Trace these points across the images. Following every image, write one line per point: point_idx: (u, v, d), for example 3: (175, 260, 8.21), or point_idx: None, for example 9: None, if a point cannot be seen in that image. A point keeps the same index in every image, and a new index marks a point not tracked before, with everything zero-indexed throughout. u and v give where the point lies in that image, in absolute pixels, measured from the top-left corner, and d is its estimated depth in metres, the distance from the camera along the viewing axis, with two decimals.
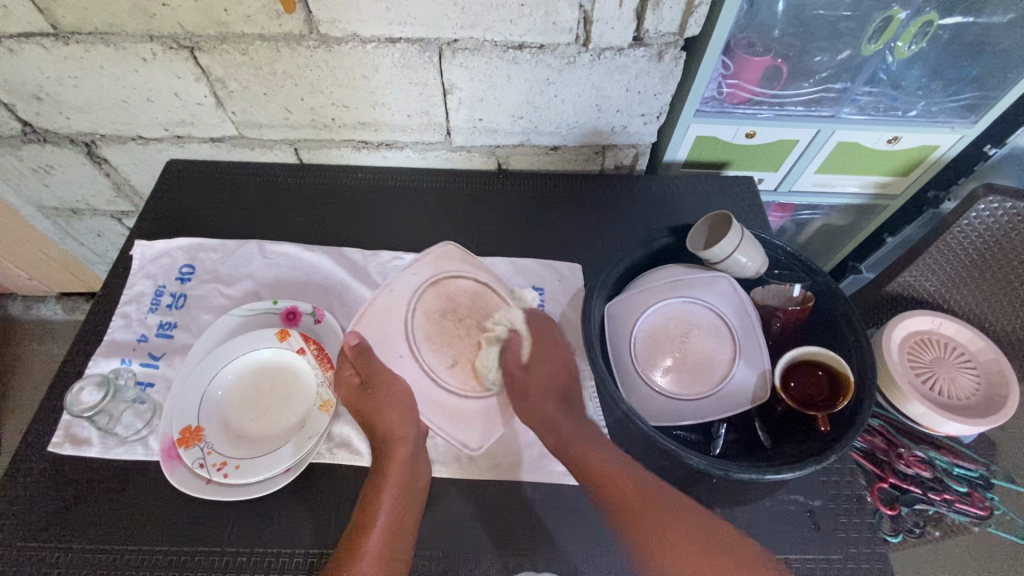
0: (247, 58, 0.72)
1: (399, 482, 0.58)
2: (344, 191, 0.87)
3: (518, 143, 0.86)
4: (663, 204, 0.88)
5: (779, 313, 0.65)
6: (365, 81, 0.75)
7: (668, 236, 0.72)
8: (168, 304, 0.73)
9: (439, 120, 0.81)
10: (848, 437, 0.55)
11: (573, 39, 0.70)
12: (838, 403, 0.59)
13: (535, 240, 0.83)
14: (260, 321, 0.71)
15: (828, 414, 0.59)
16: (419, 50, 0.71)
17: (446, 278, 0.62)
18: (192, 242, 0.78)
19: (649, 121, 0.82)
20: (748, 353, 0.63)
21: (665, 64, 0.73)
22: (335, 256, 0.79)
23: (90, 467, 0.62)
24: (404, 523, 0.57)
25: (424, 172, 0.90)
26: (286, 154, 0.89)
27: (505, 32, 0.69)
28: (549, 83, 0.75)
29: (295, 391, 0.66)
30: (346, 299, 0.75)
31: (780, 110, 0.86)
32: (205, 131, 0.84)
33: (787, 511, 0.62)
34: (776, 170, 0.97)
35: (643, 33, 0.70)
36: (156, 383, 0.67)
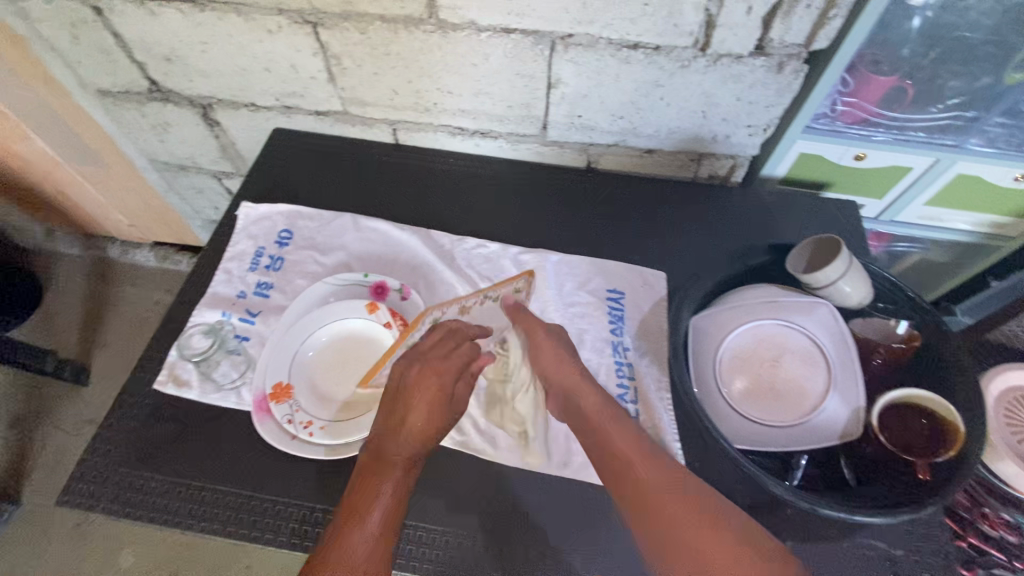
0: (365, 37, 0.74)
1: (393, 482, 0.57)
2: (435, 175, 0.89)
3: (613, 143, 0.85)
4: (756, 222, 0.85)
5: (881, 348, 0.62)
6: (473, 69, 0.76)
7: (766, 255, 0.70)
8: (267, 265, 0.77)
9: (538, 113, 0.82)
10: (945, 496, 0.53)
11: (691, 43, 0.68)
12: (941, 453, 0.56)
13: (619, 244, 0.82)
14: (351, 292, 0.74)
15: (929, 464, 0.56)
16: (532, 43, 0.71)
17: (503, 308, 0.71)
18: (292, 208, 0.82)
19: (754, 133, 0.80)
20: (843, 386, 0.60)
21: (784, 77, 0.70)
22: (423, 237, 0.81)
23: (189, 408, 0.67)
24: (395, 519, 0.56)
25: (513, 164, 0.90)
26: (383, 134, 0.92)
27: (623, 30, 0.68)
28: (658, 85, 0.74)
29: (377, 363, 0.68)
30: (430, 280, 0.77)
31: (898, 134, 0.80)
32: (313, 104, 0.87)
33: (865, 555, 0.59)
34: (880, 199, 0.92)
35: (766, 42, 0.67)
36: (251, 338, 0.70)
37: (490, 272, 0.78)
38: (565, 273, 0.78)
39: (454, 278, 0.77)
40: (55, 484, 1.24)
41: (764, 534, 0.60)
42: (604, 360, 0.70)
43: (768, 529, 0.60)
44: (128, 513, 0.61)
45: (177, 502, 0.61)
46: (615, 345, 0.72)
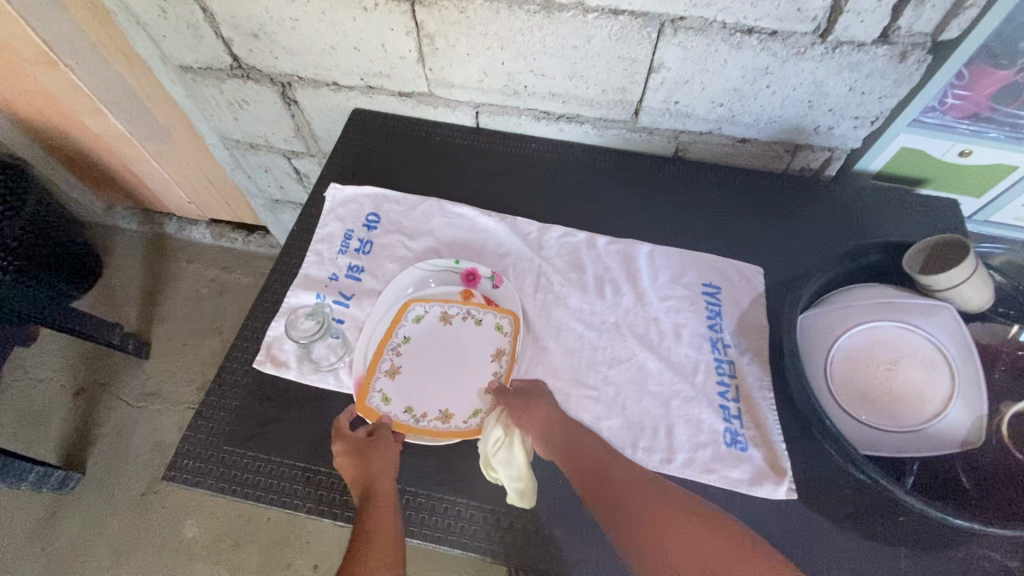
0: (464, 16, 0.73)
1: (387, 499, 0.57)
2: (517, 161, 0.88)
3: (706, 132, 0.83)
4: (851, 218, 0.82)
5: (1004, 357, 0.60)
6: (573, 51, 0.74)
7: (879, 253, 0.67)
8: (356, 248, 0.77)
9: (633, 98, 0.79)
10: None
11: (812, 29, 0.65)
12: None
13: (710, 237, 0.80)
14: (443, 278, 0.74)
15: None
16: (640, 25, 0.69)
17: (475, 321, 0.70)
18: (378, 191, 0.82)
19: (860, 125, 0.77)
20: (966, 394, 0.57)
21: (905, 67, 0.67)
22: (510, 224, 0.80)
23: (288, 390, 0.67)
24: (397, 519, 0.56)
25: (597, 151, 0.88)
26: (465, 117, 0.90)
27: (740, 14, 0.65)
28: (767, 72, 0.71)
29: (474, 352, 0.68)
30: (520, 268, 0.76)
31: (1012, 132, 0.76)
32: (398, 84, 0.86)
33: (983, 567, 0.57)
34: (978, 197, 0.88)
35: (892, 30, 0.64)
36: (347, 321, 0.70)
37: (579, 262, 0.77)
38: (658, 265, 0.76)
39: (545, 267, 0.76)
40: (120, 454, 1.27)
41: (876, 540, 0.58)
42: (703, 356, 0.69)
43: (879, 535, 0.59)
44: (233, 492, 0.61)
45: (284, 483, 0.62)
46: (714, 341, 0.70)
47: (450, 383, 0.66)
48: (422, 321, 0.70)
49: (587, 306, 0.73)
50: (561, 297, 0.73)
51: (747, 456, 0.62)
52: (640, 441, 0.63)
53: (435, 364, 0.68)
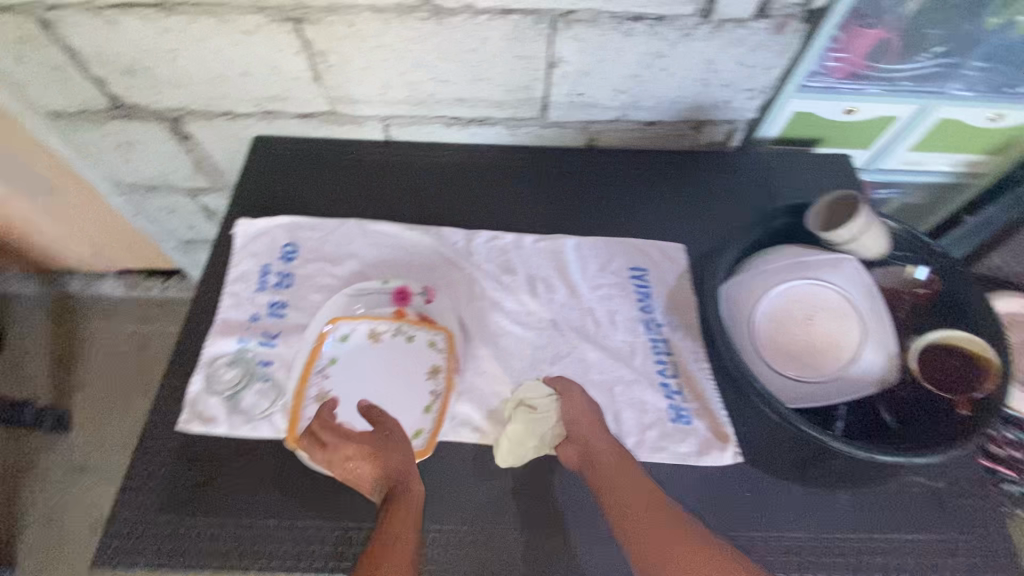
0: (354, 30, 0.70)
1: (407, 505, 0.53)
2: (434, 169, 0.86)
3: (614, 120, 0.84)
4: (758, 186, 0.86)
5: (905, 296, 0.66)
6: (471, 55, 0.73)
7: (786, 216, 0.70)
8: (276, 283, 0.73)
9: (538, 94, 0.79)
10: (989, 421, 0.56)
11: (694, 11, 0.67)
12: (979, 387, 0.58)
13: (631, 221, 0.82)
14: (371, 300, 0.71)
15: (969, 398, 0.58)
16: (533, 23, 0.69)
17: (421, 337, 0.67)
18: (291, 220, 0.78)
19: (755, 96, 0.80)
20: (877, 335, 0.62)
21: (784, 38, 0.71)
22: (435, 235, 0.78)
23: (220, 444, 0.63)
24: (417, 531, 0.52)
25: (513, 150, 0.88)
26: (374, 132, 0.87)
27: (626, 3, 0.66)
28: (661, 56, 0.73)
29: (410, 372, 0.65)
30: (450, 278, 0.75)
31: (887, 85, 0.83)
32: (297, 106, 0.82)
33: (910, 492, 0.62)
34: (867, 149, 0.95)
35: (767, 5, 0.67)
36: (275, 362, 0.66)
37: (508, 264, 0.76)
38: (585, 257, 0.78)
39: (475, 274, 0.75)
40: (54, 539, 1.16)
41: (819, 486, 0.62)
42: (640, 339, 0.71)
43: (820, 480, 0.62)
44: (173, 564, 0.57)
45: (229, 546, 0.58)
46: (647, 322, 0.72)
47: (385, 403, 0.63)
48: (349, 339, 0.66)
49: (522, 307, 0.72)
50: (495, 302, 0.73)
51: (693, 429, 0.64)
52: None
53: (365, 388, 0.64)
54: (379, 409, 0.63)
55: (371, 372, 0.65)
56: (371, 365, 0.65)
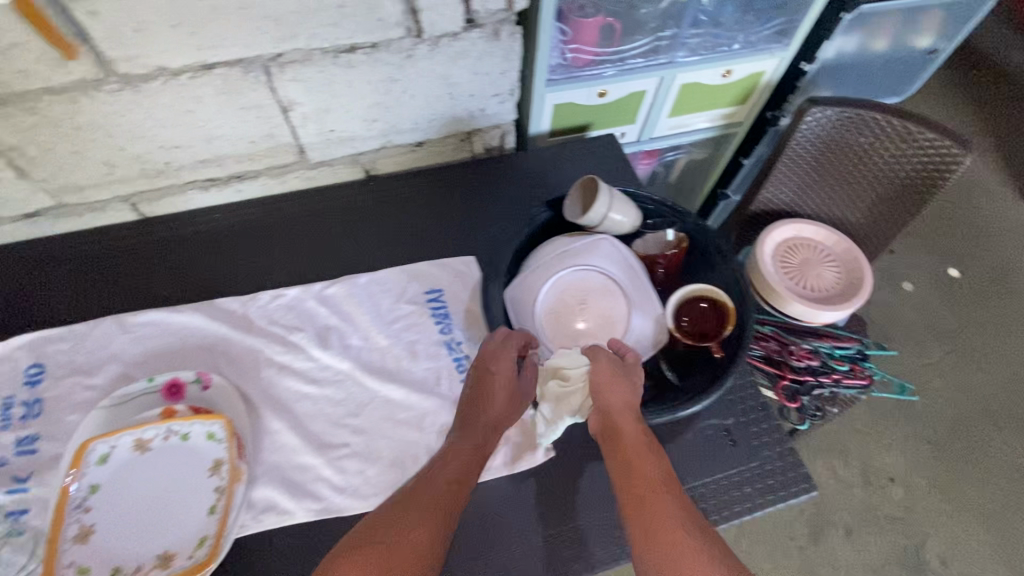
0: (37, 116, 0.62)
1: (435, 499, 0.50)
2: (203, 238, 0.79)
3: (380, 147, 0.83)
4: (538, 179, 0.89)
5: (661, 259, 0.69)
6: (191, 116, 0.68)
7: (548, 210, 0.74)
8: (21, 415, 0.63)
9: (288, 139, 0.76)
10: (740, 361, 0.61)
11: (404, 32, 0.67)
12: (723, 330, 0.65)
13: (421, 243, 0.81)
14: (138, 404, 0.63)
15: (720, 341, 0.65)
16: (242, 73, 0.65)
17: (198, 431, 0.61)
18: (33, 336, 0.68)
19: (504, 100, 0.82)
20: (641, 303, 0.66)
21: (503, 42, 0.73)
22: (209, 311, 0.72)
23: None
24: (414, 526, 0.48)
25: (288, 197, 0.84)
26: (125, 213, 0.79)
27: (331, 37, 0.64)
28: (394, 80, 0.72)
29: (189, 473, 0.59)
30: (232, 353, 0.69)
31: (622, 66, 0.89)
32: (14, 207, 0.72)
33: (707, 436, 0.67)
34: (634, 122, 1.01)
35: (473, 15, 0.68)
36: (31, 508, 0.58)
37: (296, 320, 0.72)
38: (377, 292, 0.75)
39: (259, 342, 0.70)
40: None
41: None
42: (442, 363, 0.70)
43: None
44: None
45: None
46: (449, 343, 0.71)
47: (162, 517, 0.57)
48: (110, 458, 0.59)
49: (317, 364, 0.69)
50: (286, 366, 0.68)
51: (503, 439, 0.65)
52: (404, 475, 0.62)
53: (137, 506, 0.57)
54: (156, 525, 0.56)
55: (143, 486, 0.58)
56: (142, 479, 0.59)
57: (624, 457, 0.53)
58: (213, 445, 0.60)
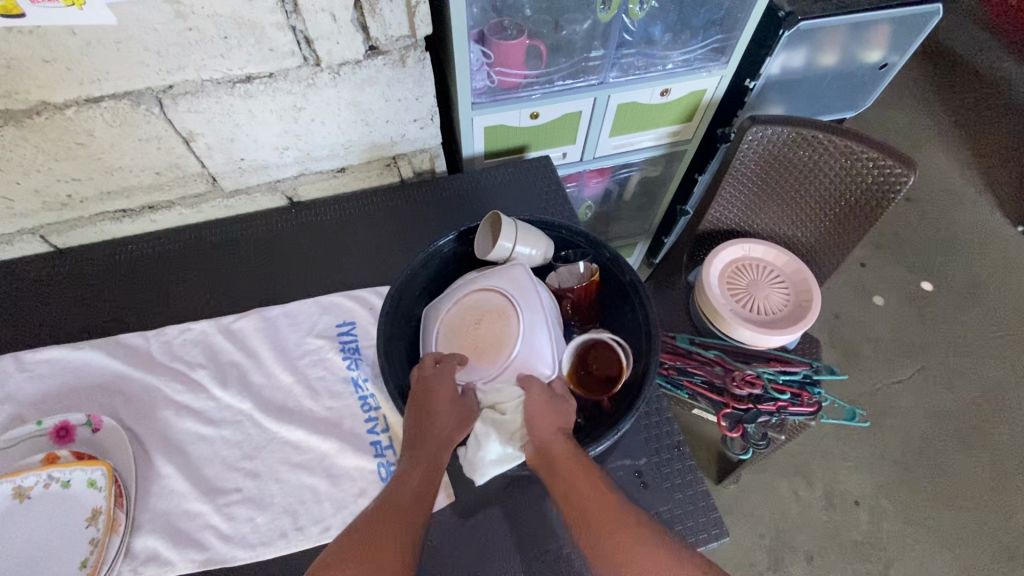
0: None
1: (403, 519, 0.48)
2: (113, 270, 0.77)
3: (299, 174, 0.81)
4: (466, 204, 0.87)
5: (568, 293, 0.67)
6: (86, 148, 0.66)
7: (456, 243, 0.70)
8: None
9: (196, 169, 0.74)
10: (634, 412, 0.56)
11: (302, 61, 0.65)
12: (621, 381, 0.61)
13: (338, 273, 0.79)
14: (23, 448, 0.61)
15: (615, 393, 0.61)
16: (132, 105, 0.63)
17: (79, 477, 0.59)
18: None
19: (425, 125, 0.80)
20: (535, 326, 0.62)
21: (412, 68, 0.71)
22: (109, 347, 0.70)
23: None
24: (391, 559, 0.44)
25: (206, 226, 0.82)
26: (35, 244, 0.78)
27: (222, 68, 0.63)
28: (299, 109, 0.70)
29: (64, 522, 0.56)
30: (129, 392, 0.67)
31: (551, 88, 0.86)
32: None
33: (617, 478, 0.63)
34: (574, 142, 0.99)
35: (375, 41, 0.66)
36: None
37: (199, 356, 0.70)
38: (286, 326, 0.73)
39: (159, 380, 0.68)
40: None
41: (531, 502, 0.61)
42: (346, 401, 0.67)
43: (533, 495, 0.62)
44: None
45: None
46: (355, 380, 0.69)
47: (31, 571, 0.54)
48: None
49: (217, 403, 0.67)
50: (183, 405, 0.66)
51: None
52: (294, 522, 0.59)
53: (6, 560, 0.55)
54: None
55: (15, 536, 0.56)
56: (16, 530, 0.56)
57: (570, 480, 0.50)
58: (93, 493, 0.58)
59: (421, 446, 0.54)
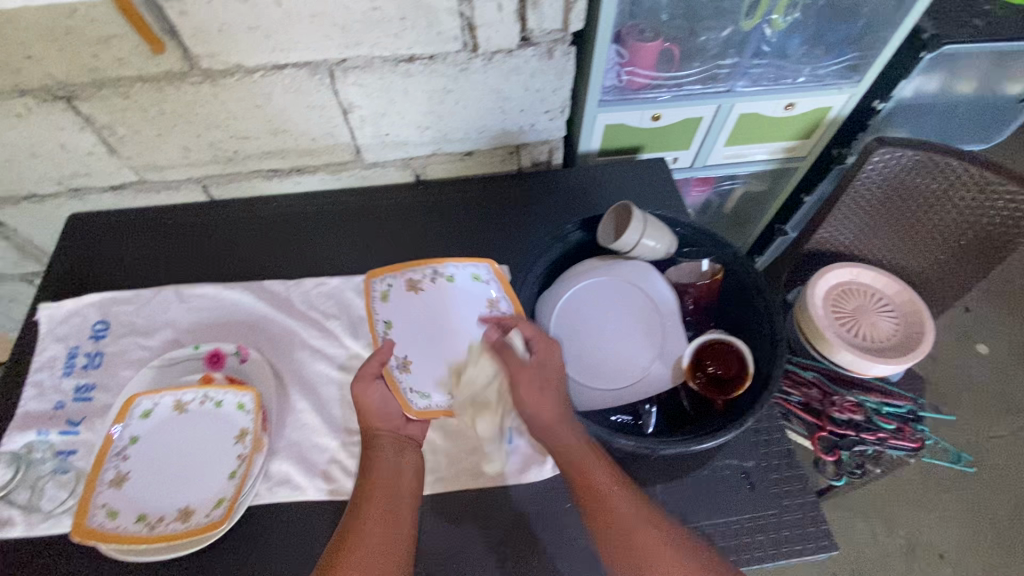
0: (131, 101, 0.70)
1: (376, 519, 0.55)
2: (259, 223, 0.85)
3: (431, 153, 0.87)
4: (580, 196, 0.89)
5: (690, 289, 0.69)
6: (261, 110, 0.74)
7: (581, 230, 0.73)
8: (84, 365, 0.71)
9: (345, 139, 0.81)
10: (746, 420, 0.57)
11: (461, 46, 0.70)
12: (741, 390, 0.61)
13: (458, 248, 0.83)
14: (182, 368, 0.69)
15: (729, 399, 0.61)
16: (308, 74, 0.70)
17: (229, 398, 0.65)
18: (104, 297, 0.76)
19: (555, 117, 0.84)
20: (651, 330, 0.65)
21: (557, 61, 0.74)
22: (255, 290, 0.77)
23: (17, 546, 0.59)
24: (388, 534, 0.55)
25: (341, 193, 0.89)
26: (195, 193, 0.87)
27: (392, 46, 0.68)
28: (448, 91, 0.76)
29: (217, 436, 0.63)
30: (271, 333, 0.73)
31: (678, 91, 0.88)
32: (103, 180, 0.81)
33: (722, 476, 0.64)
34: (688, 148, 1.00)
35: (529, 32, 0.71)
36: (78, 450, 0.64)
37: (332, 308, 0.76)
38: None
39: (296, 325, 0.74)
40: None
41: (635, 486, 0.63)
42: None
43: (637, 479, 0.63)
44: None
45: None
46: None
47: (188, 475, 0.61)
48: (151, 415, 0.64)
49: (346, 352, 0.72)
50: (318, 350, 0.72)
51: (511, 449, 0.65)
52: None
53: (167, 461, 0.61)
54: (183, 482, 0.60)
55: (175, 442, 0.63)
56: (175, 437, 0.63)
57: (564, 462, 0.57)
58: (243, 414, 0.64)
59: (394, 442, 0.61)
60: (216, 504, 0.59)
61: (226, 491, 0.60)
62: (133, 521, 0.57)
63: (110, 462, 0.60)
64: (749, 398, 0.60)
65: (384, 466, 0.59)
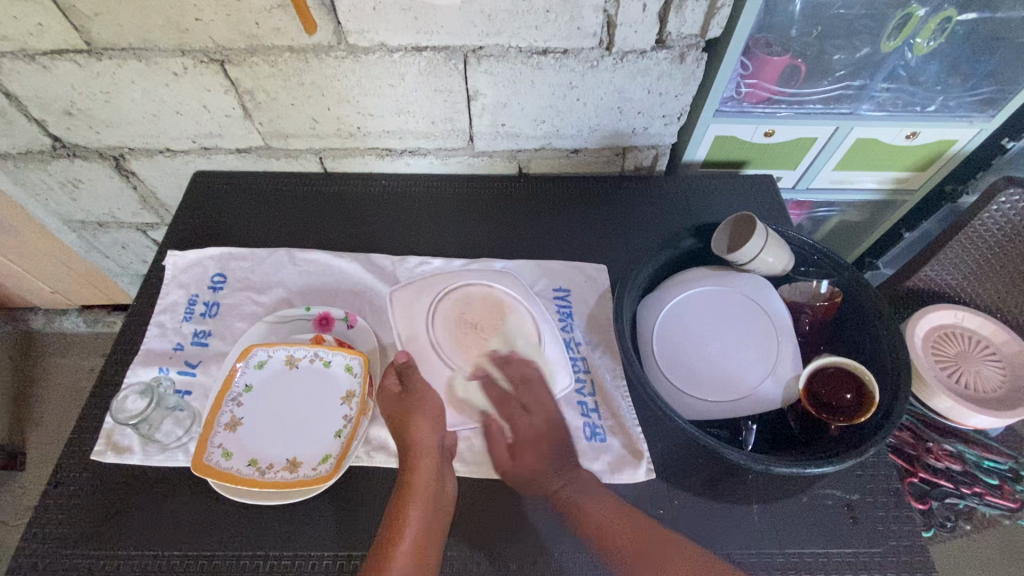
0: (276, 69, 0.73)
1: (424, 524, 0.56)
2: (367, 198, 0.88)
3: (539, 148, 0.88)
4: (682, 204, 0.88)
5: (807, 309, 0.68)
6: (391, 89, 0.76)
7: (693, 238, 0.72)
8: (202, 312, 0.74)
9: (463, 126, 0.83)
10: (869, 449, 0.54)
11: (596, 43, 0.72)
12: (859, 416, 0.59)
13: (559, 240, 0.83)
14: (293, 326, 0.72)
15: (847, 425, 0.59)
16: (444, 58, 0.72)
17: (340, 361, 0.67)
18: (223, 251, 0.80)
19: (669, 122, 0.84)
20: (763, 349, 0.63)
21: (687, 66, 0.74)
22: (363, 262, 0.80)
23: (131, 475, 0.62)
24: (433, 540, 0.56)
25: (447, 178, 0.91)
26: (311, 163, 0.91)
27: (530, 38, 0.71)
28: (573, 87, 0.76)
29: (326, 397, 0.65)
30: (375, 303, 0.76)
31: (799, 109, 0.86)
32: (232, 142, 0.86)
33: (825, 506, 0.62)
34: (794, 168, 0.97)
35: (665, 36, 0.71)
36: (194, 391, 0.67)
37: None
38: None
39: None
40: None
41: (732, 502, 0.61)
42: None
43: (734, 496, 0.62)
44: None
45: None
46: (568, 341, 0.72)
47: (297, 432, 0.63)
48: (266, 365, 0.67)
49: None
50: None
51: (606, 447, 0.64)
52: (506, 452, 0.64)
53: (278, 413, 0.64)
54: (293, 436, 0.63)
55: (287, 396, 0.65)
56: (286, 392, 0.66)
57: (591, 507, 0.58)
58: (354, 379, 0.66)
59: (421, 444, 0.60)
60: (322, 461, 0.61)
61: (334, 451, 0.62)
62: (246, 464, 0.60)
63: (227, 405, 0.63)
64: (870, 426, 0.57)
65: (421, 501, 0.57)
